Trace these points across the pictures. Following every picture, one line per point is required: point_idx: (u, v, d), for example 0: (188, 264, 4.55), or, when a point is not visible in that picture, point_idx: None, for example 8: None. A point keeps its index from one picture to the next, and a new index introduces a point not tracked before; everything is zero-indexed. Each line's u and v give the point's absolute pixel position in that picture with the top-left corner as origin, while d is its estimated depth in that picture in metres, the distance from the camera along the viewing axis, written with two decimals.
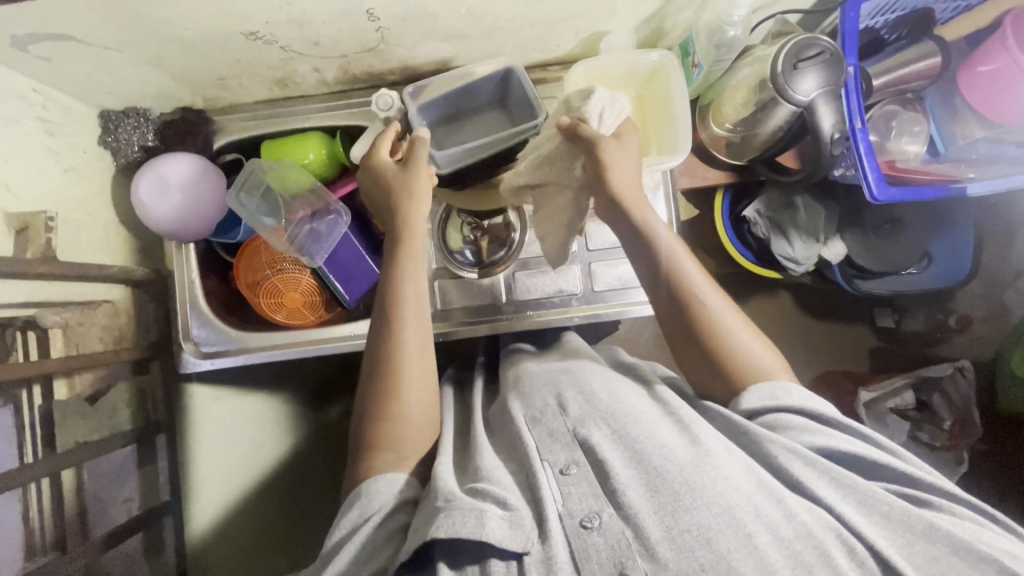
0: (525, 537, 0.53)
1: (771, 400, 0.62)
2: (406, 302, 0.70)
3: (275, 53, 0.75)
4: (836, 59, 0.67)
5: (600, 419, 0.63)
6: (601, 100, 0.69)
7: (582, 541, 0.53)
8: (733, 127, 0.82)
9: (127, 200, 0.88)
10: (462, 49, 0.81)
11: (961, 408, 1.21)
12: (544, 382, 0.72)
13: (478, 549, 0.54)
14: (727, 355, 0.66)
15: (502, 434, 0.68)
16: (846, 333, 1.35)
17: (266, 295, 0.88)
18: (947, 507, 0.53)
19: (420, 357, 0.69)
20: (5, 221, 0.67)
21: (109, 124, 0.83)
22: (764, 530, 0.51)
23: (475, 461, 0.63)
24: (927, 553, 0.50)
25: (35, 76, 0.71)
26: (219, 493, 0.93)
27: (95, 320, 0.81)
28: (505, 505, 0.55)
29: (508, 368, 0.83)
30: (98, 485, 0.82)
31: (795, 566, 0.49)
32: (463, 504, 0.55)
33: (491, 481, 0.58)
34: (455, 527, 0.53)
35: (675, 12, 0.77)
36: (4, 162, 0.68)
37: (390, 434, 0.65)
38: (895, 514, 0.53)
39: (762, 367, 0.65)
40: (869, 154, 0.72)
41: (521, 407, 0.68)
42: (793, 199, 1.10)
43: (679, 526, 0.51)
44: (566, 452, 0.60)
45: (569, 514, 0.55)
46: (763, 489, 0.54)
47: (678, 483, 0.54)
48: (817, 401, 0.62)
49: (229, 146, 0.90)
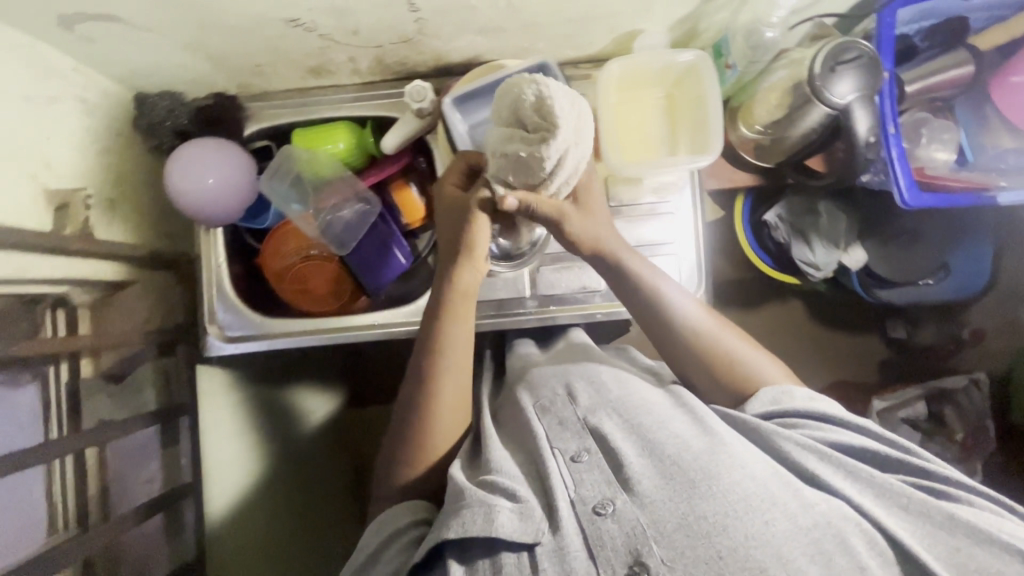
0: (536, 527, 0.54)
1: (778, 405, 0.64)
2: (456, 344, 0.71)
3: (313, 40, 0.76)
4: (875, 62, 0.67)
5: (611, 410, 0.65)
6: (564, 142, 0.51)
7: (596, 528, 0.54)
8: (763, 129, 0.82)
9: (158, 182, 0.88)
10: (496, 42, 0.82)
11: (973, 420, 1.22)
12: (554, 374, 0.74)
13: (492, 543, 0.55)
14: (729, 369, 0.70)
15: (512, 424, 0.70)
16: (860, 344, 1.34)
17: (293, 282, 0.89)
18: (966, 499, 0.54)
19: (460, 381, 0.72)
20: (47, 198, 0.69)
21: (143, 106, 0.83)
22: (782, 518, 0.52)
23: (484, 455, 0.65)
24: (946, 544, 0.52)
25: (76, 56, 0.72)
26: (230, 479, 0.90)
27: (123, 300, 0.82)
28: (515, 497, 0.57)
29: (516, 363, 0.85)
30: (121, 465, 0.84)
31: (814, 554, 0.50)
32: (473, 501, 0.56)
33: (502, 474, 0.60)
34: (466, 526, 0.54)
35: (710, 12, 0.78)
36: (45, 139, 0.68)
37: (421, 438, 0.69)
38: (913, 505, 0.54)
39: (762, 375, 0.70)
40: (901, 159, 0.73)
41: (529, 398, 0.71)
42: (814, 205, 1.10)
43: (696, 512, 0.52)
44: (577, 441, 0.62)
45: (581, 500, 0.56)
46: (780, 480, 0.55)
47: (692, 471, 0.55)
48: (824, 401, 0.64)
49: (259, 132, 0.91)
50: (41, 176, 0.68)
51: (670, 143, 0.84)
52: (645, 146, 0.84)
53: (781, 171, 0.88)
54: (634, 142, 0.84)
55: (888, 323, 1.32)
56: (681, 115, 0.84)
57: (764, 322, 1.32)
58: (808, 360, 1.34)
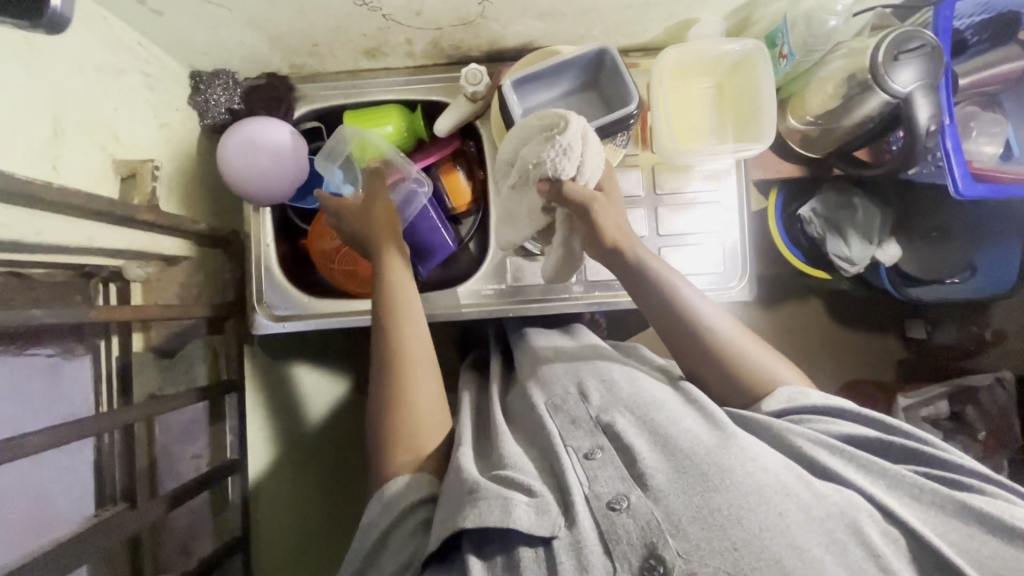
0: (552, 522, 0.51)
1: (795, 403, 0.62)
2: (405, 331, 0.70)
3: (375, 21, 0.77)
4: (937, 53, 0.70)
5: (625, 407, 0.62)
6: (577, 131, 0.63)
7: (611, 523, 0.51)
8: (814, 120, 0.86)
9: (210, 159, 0.90)
10: (552, 27, 0.83)
11: (997, 419, 1.13)
12: (565, 370, 0.71)
13: (507, 539, 0.52)
14: (743, 371, 0.67)
15: (524, 427, 0.66)
16: (882, 345, 1.27)
17: (340, 262, 0.90)
18: (978, 488, 0.53)
19: (434, 376, 0.70)
20: (115, 167, 0.71)
21: (199, 83, 0.85)
22: (798, 510, 0.49)
23: (495, 449, 0.62)
24: (960, 531, 0.50)
25: (142, 30, 0.73)
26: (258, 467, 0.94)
27: (174, 277, 0.84)
28: (529, 492, 0.53)
29: (524, 353, 0.80)
30: (168, 440, 0.87)
31: (827, 543, 0.48)
32: (488, 494, 0.52)
33: (514, 468, 0.56)
34: (482, 517, 0.51)
35: (766, 3, 0.79)
36: (112, 109, 0.70)
37: (404, 428, 0.65)
38: (929, 497, 0.53)
39: (772, 374, 0.67)
40: (957, 150, 0.75)
41: (540, 395, 0.67)
42: (851, 199, 1.05)
43: (710, 505, 0.49)
44: (589, 438, 0.59)
45: (596, 496, 0.53)
46: (794, 472, 0.52)
47: (705, 464, 0.53)
48: (830, 396, 0.63)
49: (310, 114, 0.91)
50: (111, 147, 0.70)
51: (718, 131, 0.85)
52: (693, 134, 0.85)
53: (826, 163, 0.89)
54: (683, 129, 0.85)
55: (907, 323, 1.26)
56: (731, 104, 0.84)
57: (794, 320, 1.27)
58: (826, 358, 1.27)
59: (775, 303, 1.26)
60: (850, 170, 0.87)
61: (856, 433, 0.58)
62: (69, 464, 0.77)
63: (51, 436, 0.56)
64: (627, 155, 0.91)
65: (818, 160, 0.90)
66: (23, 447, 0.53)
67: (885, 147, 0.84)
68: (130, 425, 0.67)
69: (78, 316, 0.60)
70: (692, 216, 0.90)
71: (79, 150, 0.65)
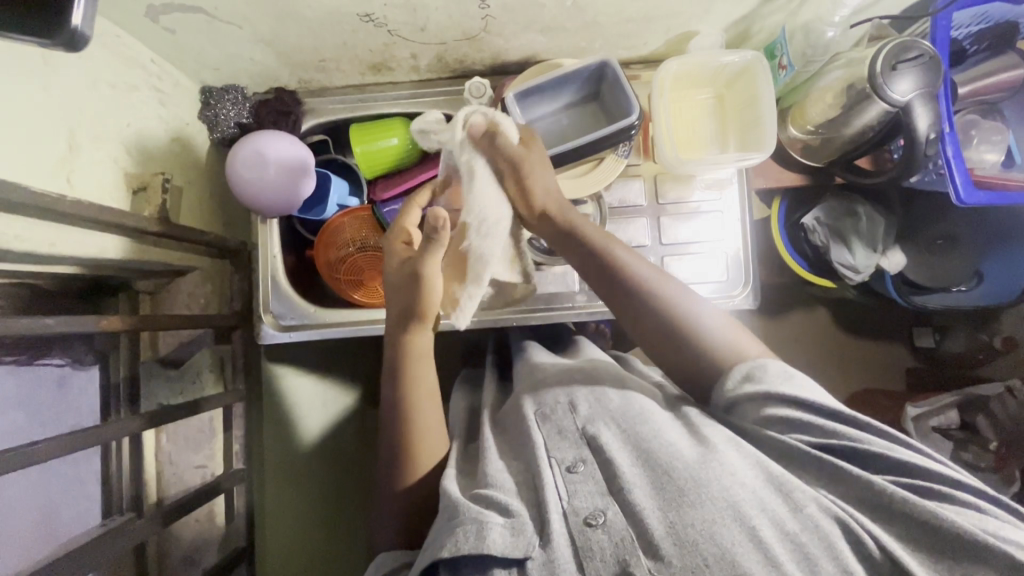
0: (527, 542, 0.51)
1: (752, 383, 0.59)
2: (424, 386, 0.69)
3: (382, 37, 0.79)
4: (934, 62, 0.72)
5: (610, 419, 0.62)
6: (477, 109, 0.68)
7: (586, 538, 0.51)
8: (815, 129, 0.87)
9: (217, 173, 0.92)
10: (555, 41, 0.85)
11: (1015, 431, 1.05)
12: (558, 383, 0.69)
13: (482, 561, 0.51)
14: (698, 345, 0.65)
15: (511, 431, 0.66)
16: (887, 355, 1.24)
17: (345, 272, 0.87)
18: (946, 495, 0.50)
19: (437, 423, 0.69)
20: (126, 181, 0.74)
21: (209, 99, 0.87)
22: (768, 522, 0.49)
23: (483, 466, 0.61)
24: (930, 546, 0.48)
25: (154, 48, 0.76)
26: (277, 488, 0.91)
27: (183, 287, 0.88)
28: (507, 512, 0.53)
29: (519, 363, 0.82)
30: (175, 449, 0.91)
31: (798, 559, 0.47)
32: (466, 518, 0.53)
33: (497, 487, 0.56)
34: (458, 545, 0.51)
35: (764, 15, 0.81)
36: (127, 124, 0.74)
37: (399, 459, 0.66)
38: (895, 506, 0.49)
39: (739, 349, 0.64)
40: (958, 158, 0.77)
41: (530, 405, 0.67)
42: (853, 207, 1.02)
43: (684, 521, 0.49)
44: (573, 451, 0.59)
45: (574, 512, 0.53)
46: (772, 487, 0.52)
47: (683, 479, 0.52)
48: (796, 384, 0.58)
49: (317, 127, 0.92)
50: (122, 162, 0.73)
51: (720, 139, 0.86)
52: (695, 145, 0.86)
53: (830, 170, 0.90)
54: (684, 138, 0.86)
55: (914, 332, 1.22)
56: (731, 112, 0.85)
57: (795, 333, 1.25)
58: (831, 369, 1.24)
59: (777, 313, 1.25)
60: (852, 177, 0.87)
61: (825, 433, 0.54)
62: (77, 473, 0.82)
63: (62, 445, 0.57)
64: (629, 165, 0.92)
65: (821, 168, 0.91)
66: (36, 453, 0.54)
67: (886, 155, 0.87)
68: (140, 433, 0.67)
69: (88, 325, 0.61)
70: (694, 224, 0.91)
71: (92, 163, 0.68)
